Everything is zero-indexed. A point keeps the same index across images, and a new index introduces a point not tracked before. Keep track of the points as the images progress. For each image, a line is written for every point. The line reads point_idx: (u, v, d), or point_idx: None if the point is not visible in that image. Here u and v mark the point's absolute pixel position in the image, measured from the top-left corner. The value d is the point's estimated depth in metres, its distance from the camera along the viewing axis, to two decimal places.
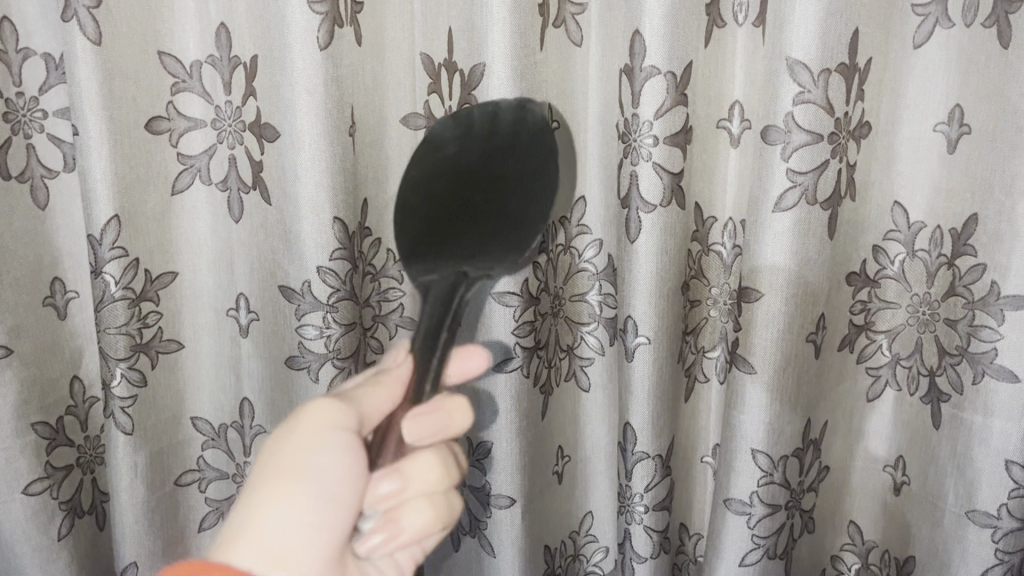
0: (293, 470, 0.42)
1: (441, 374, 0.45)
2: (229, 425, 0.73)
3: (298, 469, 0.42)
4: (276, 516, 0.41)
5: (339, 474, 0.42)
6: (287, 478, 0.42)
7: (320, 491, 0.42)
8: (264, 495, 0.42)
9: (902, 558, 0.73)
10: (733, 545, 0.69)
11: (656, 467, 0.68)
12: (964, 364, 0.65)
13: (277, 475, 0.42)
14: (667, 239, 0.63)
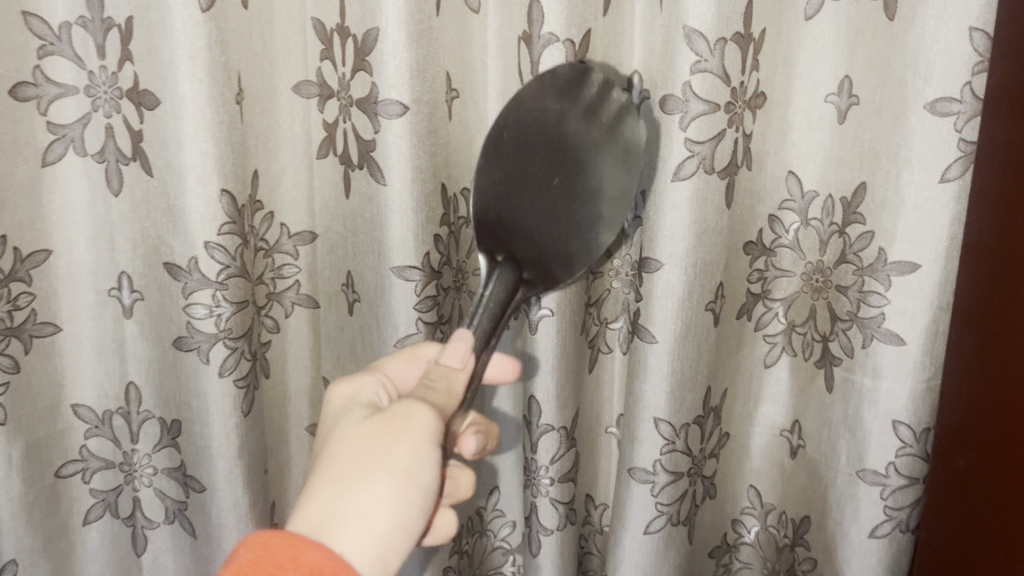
0: (394, 473, 0.42)
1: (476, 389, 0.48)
2: (114, 412, 0.68)
3: (397, 469, 0.42)
4: (366, 513, 0.41)
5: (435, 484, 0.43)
6: (391, 472, 0.42)
7: (419, 497, 0.43)
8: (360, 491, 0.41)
9: (798, 518, 0.76)
10: (637, 512, 0.70)
11: (560, 439, 0.69)
12: (854, 329, 0.67)
13: (380, 472, 0.42)
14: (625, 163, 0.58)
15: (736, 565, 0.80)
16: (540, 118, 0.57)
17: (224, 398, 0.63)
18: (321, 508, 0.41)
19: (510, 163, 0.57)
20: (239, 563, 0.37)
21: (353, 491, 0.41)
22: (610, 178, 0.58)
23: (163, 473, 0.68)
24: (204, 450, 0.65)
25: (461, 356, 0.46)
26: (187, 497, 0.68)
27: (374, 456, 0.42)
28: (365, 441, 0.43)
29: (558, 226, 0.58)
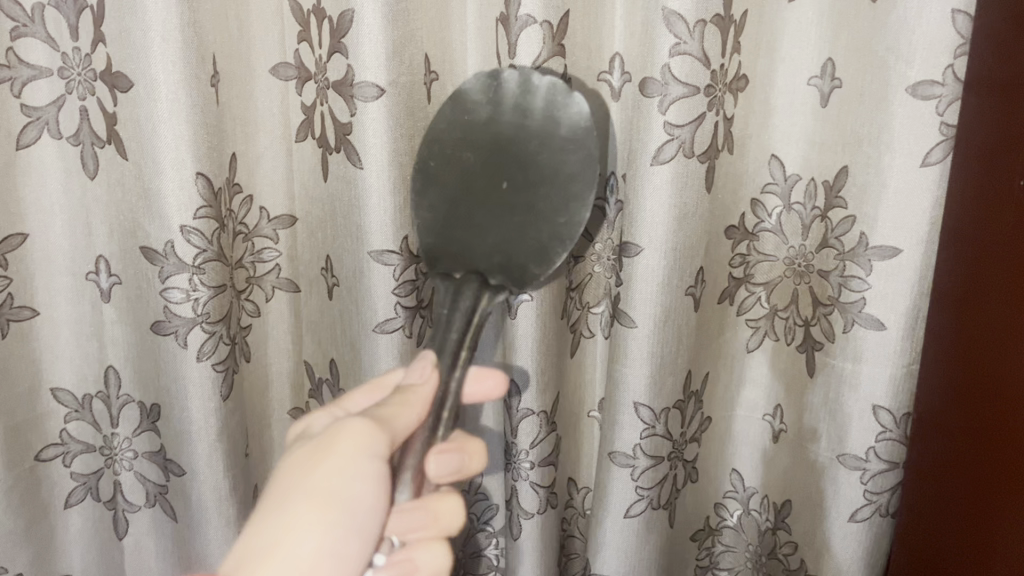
0: (324, 490, 0.39)
1: (452, 411, 0.45)
2: (94, 395, 0.68)
3: (329, 490, 0.39)
4: (294, 537, 0.38)
5: (371, 504, 0.40)
6: (319, 500, 0.39)
7: (353, 518, 0.39)
8: (284, 514, 0.38)
9: (779, 502, 0.76)
10: (618, 496, 0.70)
11: (540, 423, 0.69)
12: (836, 314, 0.67)
13: (306, 502, 0.39)
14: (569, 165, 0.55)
15: (718, 549, 0.80)
16: (465, 128, 0.56)
17: (202, 382, 0.63)
18: (243, 548, 0.38)
19: (451, 176, 0.56)
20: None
21: (278, 526, 0.38)
22: (560, 157, 0.55)
23: (144, 457, 0.68)
24: (184, 434, 0.65)
25: (424, 374, 0.45)
26: (167, 481, 0.68)
27: (303, 486, 0.39)
28: (292, 469, 0.40)
29: (520, 223, 0.55)
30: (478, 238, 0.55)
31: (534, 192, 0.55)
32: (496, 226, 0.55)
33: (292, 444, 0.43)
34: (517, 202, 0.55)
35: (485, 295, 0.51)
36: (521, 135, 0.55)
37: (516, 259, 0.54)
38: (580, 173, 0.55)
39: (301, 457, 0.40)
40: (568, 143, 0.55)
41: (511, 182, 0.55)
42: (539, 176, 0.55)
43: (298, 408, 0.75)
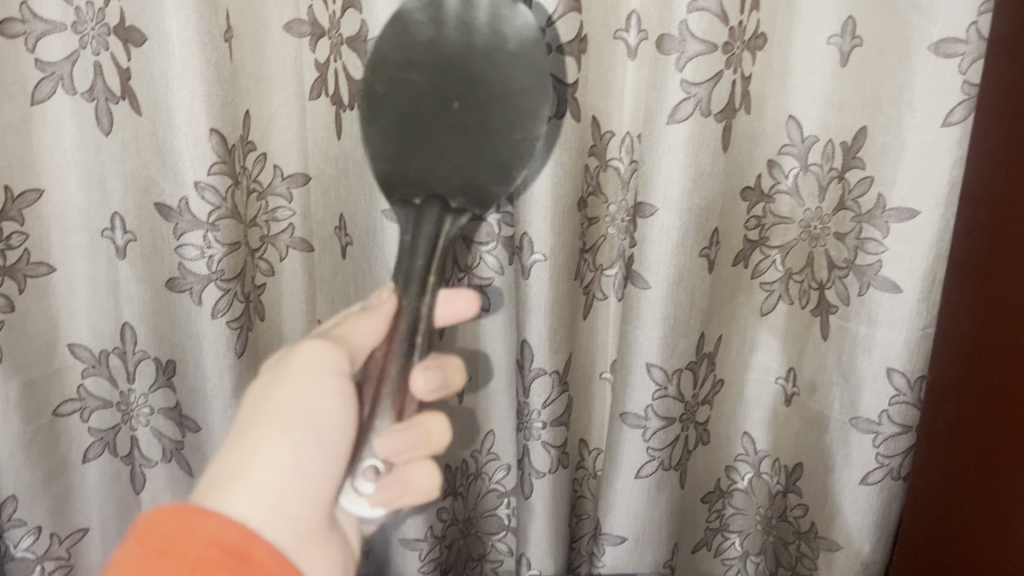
0: (286, 411, 0.43)
1: (426, 335, 0.46)
2: (110, 351, 0.68)
3: (293, 412, 0.43)
4: (259, 454, 0.42)
5: (331, 428, 0.43)
6: (281, 423, 0.43)
7: (316, 437, 0.43)
8: (249, 438, 0.42)
9: (791, 466, 0.76)
10: (629, 457, 0.70)
11: (553, 383, 0.69)
12: (852, 277, 0.66)
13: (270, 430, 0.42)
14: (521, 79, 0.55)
15: (728, 511, 0.81)
16: (410, 50, 0.55)
17: (217, 338, 0.63)
18: (214, 477, 0.41)
19: (402, 98, 0.56)
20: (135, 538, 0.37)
21: (245, 452, 0.42)
22: (507, 72, 0.55)
23: (160, 413, 0.68)
24: (199, 390, 0.66)
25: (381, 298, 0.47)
26: (183, 436, 0.68)
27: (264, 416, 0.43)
28: (255, 401, 0.44)
29: (477, 143, 0.55)
30: (440, 162, 0.55)
31: (491, 111, 0.55)
32: (456, 149, 0.55)
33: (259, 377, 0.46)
34: (474, 124, 0.55)
35: (447, 218, 0.52)
36: (467, 54, 0.54)
37: (475, 180, 0.55)
38: (533, 88, 0.55)
39: (264, 389, 0.44)
40: (515, 59, 0.55)
41: (464, 105, 0.55)
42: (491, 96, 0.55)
43: None
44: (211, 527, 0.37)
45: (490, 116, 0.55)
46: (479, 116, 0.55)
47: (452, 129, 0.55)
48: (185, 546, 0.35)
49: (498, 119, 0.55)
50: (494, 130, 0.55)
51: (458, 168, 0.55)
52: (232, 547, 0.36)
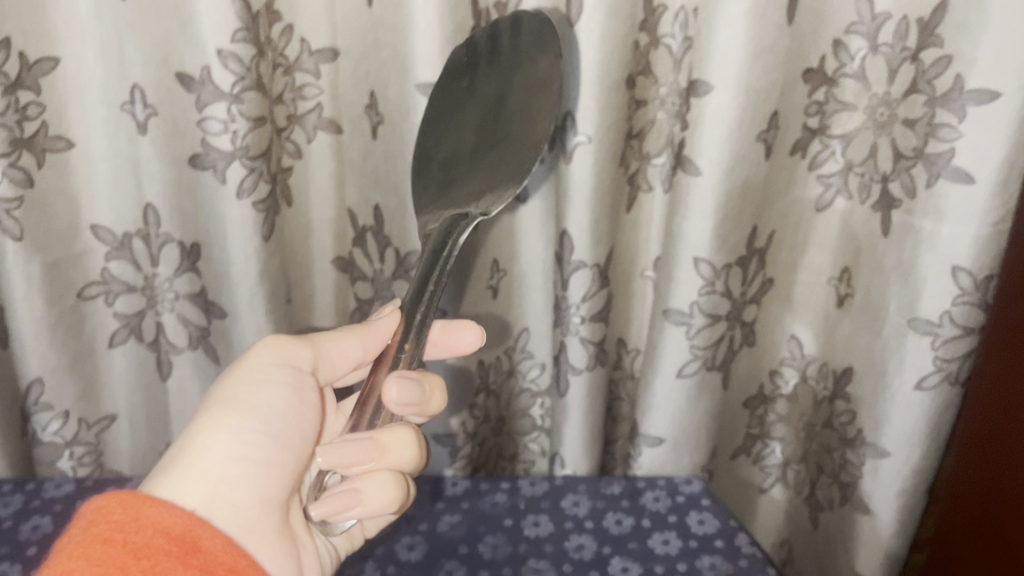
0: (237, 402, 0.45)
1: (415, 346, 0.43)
2: (133, 234, 0.66)
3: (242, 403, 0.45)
4: (205, 445, 0.43)
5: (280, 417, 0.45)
6: (227, 411, 0.45)
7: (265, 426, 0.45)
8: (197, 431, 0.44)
9: (839, 371, 0.72)
10: (671, 356, 0.67)
11: (593, 276, 0.65)
12: (920, 167, 0.61)
13: (218, 417, 0.44)
14: (543, 83, 0.55)
15: (770, 418, 0.78)
16: (449, 90, 0.57)
17: (242, 219, 0.61)
18: (161, 466, 0.43)
19: (438, 130, 0.57)
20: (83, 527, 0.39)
21: (192, 440, 0.44)
22: (528, 83, 0.55)
23: (185, 299, 0.67)
24: (225, 274, 0.64)
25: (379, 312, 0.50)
26: (210, 323, 0.68)
27: (212, 407, 0.45)
28: (209, 394, 0.46)
29: (503, 156, 0.54)
30: (467, 179, 0.54)
31: (518, 126, 0.55)
32: (481, 165, 0.54)
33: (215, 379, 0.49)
34: (501, 137, 0.55)
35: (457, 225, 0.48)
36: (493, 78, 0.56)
37: (496, 184, 0.52)
38: (548, 80, 0.54)
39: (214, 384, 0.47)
40: (536, 67, 0.55)
41: (488, 123, 0.55)
42: (514, 111, 0.55)
43: (340, 258, 0.72)
44: (154, 514, 0.39)
45: (514, 129, 0.55)
46: (506, 128, 0.55)
47: (481, 148, 0.55)
48: (130, 536, 0.38)
49: (522, 129, 0.54)
50: (516, 139, 0.54)
51: (481, 181, 0.53)
52: (177, 535, 0.39)
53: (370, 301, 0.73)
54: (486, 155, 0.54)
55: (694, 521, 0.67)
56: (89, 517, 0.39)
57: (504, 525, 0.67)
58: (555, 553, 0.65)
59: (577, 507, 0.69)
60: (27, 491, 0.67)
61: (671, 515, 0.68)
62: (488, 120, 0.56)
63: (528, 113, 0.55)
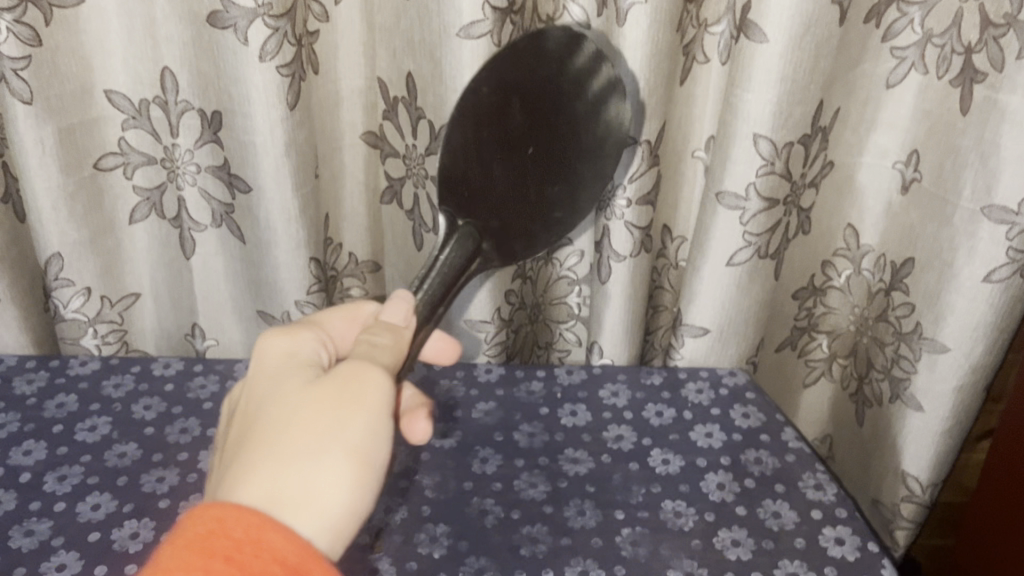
0: (354, 444, 0.37)
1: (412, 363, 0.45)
2: (151, 102, 0.61)
3: (360, 445, 0.37)
4: (324, 484, 0.36)
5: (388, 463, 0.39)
6: (350, 452, 0.37)
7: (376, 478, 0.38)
8: (311, 460, 0.36)
9: (899, 262, 0.67)
10: (722, 240, 0.63)
11: (641, 154, 0.61)
12: (1011, 36, 0.55)
13: (338, 454, 0.37)
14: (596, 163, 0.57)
15: (819, 311, 0.75)
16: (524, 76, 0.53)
17: (266, 84, 0.56)
18: (261, 485, 0.35)
19: (489, 113, 0.53)
20: (190, 542, 0.33)
21: (305, 466, 0.36)
22: (578, 162, 0.56)
23: (207, 172, 0.63)
24: (251, 146, 0.60)
25: (402, 313, 0.43)
26: (233, 198, 0.64)
27: (325, 430, 0.37)
28: (318, 414, 0.37)
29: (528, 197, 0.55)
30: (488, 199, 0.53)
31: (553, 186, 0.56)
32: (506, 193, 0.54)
33: (286, 385, 0.40)
34: (537, 182, 0.55)
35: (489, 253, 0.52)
36: (565, 112, 0.55)
37: (509, 228, 0.54)
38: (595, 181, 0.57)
39: (313, 401, 0.38)
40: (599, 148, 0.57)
41: (537, 156, 0.55)
42: (559, 169, 0.56)
43: (372, 132, 0.67)
44: (278, 548, 0.33)
45: (549, 186, 0.56)
46: (545, 179, 0.55)
47: (513, 173, 0.54)
48: (251, 562, 0.33)
49: (554, 190, 0.56)
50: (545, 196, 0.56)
51: (497, 213, 0.53)
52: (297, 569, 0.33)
53: (401, 180, 0.68)
54: (519, 183, 0.54)
55: (738, 414, 0.65)
56: (197, 525, 0.33)
57: (540, 414, 0.65)
58: (593, 443, 0.62)
59: (616, 398, 0.67)
60: (51, 368, 0.66)
61: (714, 408, 0.65)
62: (536, 152, 0.55)
63: (566, 182, 0.56)
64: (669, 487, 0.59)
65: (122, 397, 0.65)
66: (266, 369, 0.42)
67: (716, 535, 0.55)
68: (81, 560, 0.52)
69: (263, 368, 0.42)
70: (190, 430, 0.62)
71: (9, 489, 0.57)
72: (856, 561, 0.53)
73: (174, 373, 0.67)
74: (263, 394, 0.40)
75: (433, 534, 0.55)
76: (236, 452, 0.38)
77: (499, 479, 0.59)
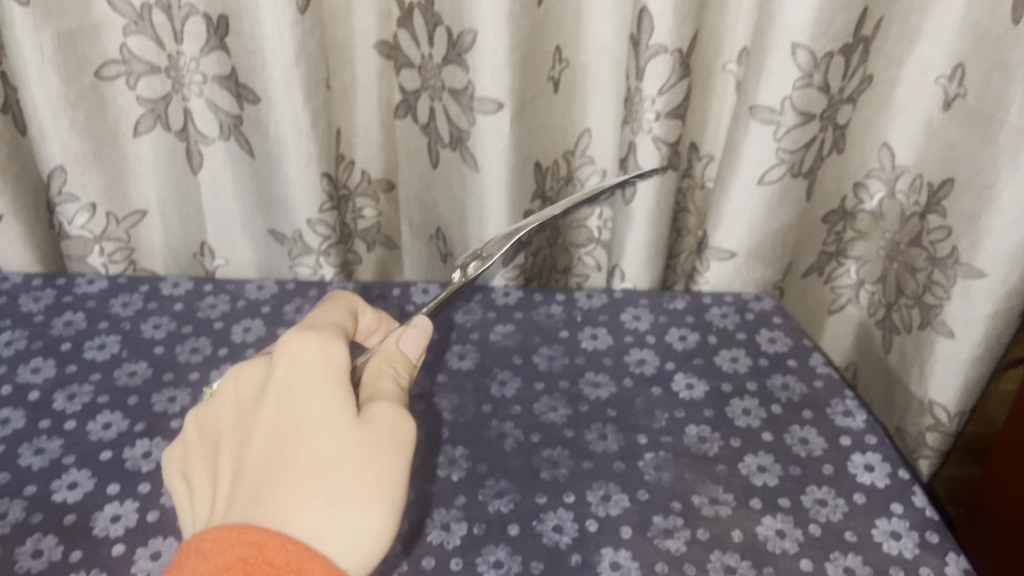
0: (387, 494, 0.37)
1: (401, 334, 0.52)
2: (153, 6, 0.58)
3: (393, 493, 0.37)
4: (358, 528, 0.36)
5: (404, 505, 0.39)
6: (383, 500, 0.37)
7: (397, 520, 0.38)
8: (349, 503, 0.36)
9: (937, 183, 0.64)
10: (753, 156, 0.60)
11: (672, 64, 0.58)
12: None
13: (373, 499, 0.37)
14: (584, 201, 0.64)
15: (848, 235, 0.72)
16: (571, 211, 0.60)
17: None
18: (300, 521, 0.35)
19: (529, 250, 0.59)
20: (230, 566, 0.33)
21: (344, 509, 0.36)
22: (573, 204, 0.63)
23: (214, 82, 0.60)
24: (258, 54, 0.57)
25: (416, 348, 0.46)
26: (242, 110, 0.61)
27: (372, 471, 0.37)
28: (357, 457, 0.37)
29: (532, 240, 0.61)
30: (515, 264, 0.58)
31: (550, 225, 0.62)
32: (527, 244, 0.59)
33: (322, 410, 0.39)
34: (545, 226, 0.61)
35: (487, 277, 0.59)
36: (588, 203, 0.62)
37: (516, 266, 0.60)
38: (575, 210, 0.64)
39: (354, 440, 0.38)
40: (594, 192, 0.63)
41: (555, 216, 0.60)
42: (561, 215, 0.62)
43: (386, 42, 0.64)
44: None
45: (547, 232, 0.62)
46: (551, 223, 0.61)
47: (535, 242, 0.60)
48: None
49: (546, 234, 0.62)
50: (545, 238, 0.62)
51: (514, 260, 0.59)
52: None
53: (416, 93, 0.65)
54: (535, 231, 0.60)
55: (765, 339, 0.63)
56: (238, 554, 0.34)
57: (560, 337, 0.63)
58: (615, 367, 0.61)
59: (638, 322, 0.65)
60: (58, 287, 0.65)
61: (740, 332, 0.63)
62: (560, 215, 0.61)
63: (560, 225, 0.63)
64: (693, 412, 0.57)
65: (131, 316, 0.63)
66: (296, 378, 0.40)
67: (742, 461, 0.54)
68: (93, 479, 0.51)
69: (295, 377, 0.40)
70: (200, 349, 0.61)
71: (18, 407, 0.55)
72: (885, 487, 0.52)
73: (184, 293, 0.66)
74: (297, 411, 0.39)
75: (452, 457, 0.54)
76: (269, 465, 0.37)
77: (519, 402, 0.58)
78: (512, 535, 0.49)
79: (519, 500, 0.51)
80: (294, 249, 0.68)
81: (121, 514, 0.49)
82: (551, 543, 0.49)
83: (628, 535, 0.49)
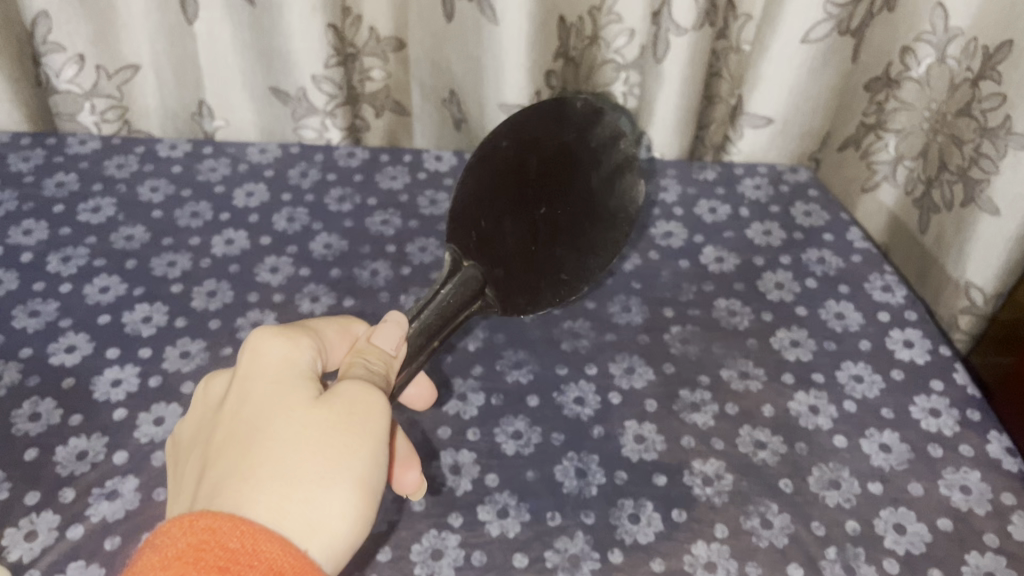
0: (359, 472, 0.31)
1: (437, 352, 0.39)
2: None
3: (363, 470, 0.31)
4: (326, 509, 0.30)
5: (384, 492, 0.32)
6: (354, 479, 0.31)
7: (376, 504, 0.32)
8: (315, 482, 0.30)
9: (993, 47, 0.59)
10: (799, 11, 0.55)
11: None
12: None
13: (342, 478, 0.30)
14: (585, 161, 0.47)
15: (891, 106, 0.67)
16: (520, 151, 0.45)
17: None
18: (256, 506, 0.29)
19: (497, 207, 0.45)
20: (181, 555, 0.27)
21: (308, 490, 0.30)
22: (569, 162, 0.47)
23: None
24: None
25: (395, 341, 0.36)
26: None
27: (334, 449, 0.31)
28: (320, 434, 0.31)
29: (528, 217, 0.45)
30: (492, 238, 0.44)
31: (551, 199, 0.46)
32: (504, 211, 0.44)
33: (279, 399, 0.32)
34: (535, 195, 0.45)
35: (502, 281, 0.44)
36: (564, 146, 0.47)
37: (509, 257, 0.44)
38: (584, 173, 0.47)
39: (315, 423, 0.31)
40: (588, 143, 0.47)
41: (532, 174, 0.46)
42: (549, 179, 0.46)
43: None
44: (278, 560, 0.28)
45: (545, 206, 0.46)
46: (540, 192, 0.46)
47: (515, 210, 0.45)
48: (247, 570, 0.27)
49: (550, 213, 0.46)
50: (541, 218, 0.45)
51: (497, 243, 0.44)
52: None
53: None
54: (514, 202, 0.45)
55: (800, 213, 0.59)
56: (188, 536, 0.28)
57: None
58: (640, 239, 0.57)
59: (665, 193, 0.61)
60: (48, 146, 0.61)
61: (773, 205, 0.60)
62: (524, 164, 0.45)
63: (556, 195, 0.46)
64: (723, 286, 0.54)
65: (127, 179, 0.59)
66: (251, 372, 0.33)
67: (773, 335, 0.51)
68: (91, 342, 0.49)
69: (252, 370, 0.33)
70: (201, 214, 0.57)
71: (10, 269, 0.52)
72: (925, 364, 0.49)
73: (182, 155, 0.62)
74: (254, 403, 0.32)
75: (468, 326, 0.51)
76: (224, 460, 0.31)
77: None
78: (532, 406, 0.47)
79: (539, 371, 0.49)
80: (299, 109, 0.65)
81: (121, 378, 0.47)
82: (573, 414, 0.46)
83: (653, 408, 0.47)
